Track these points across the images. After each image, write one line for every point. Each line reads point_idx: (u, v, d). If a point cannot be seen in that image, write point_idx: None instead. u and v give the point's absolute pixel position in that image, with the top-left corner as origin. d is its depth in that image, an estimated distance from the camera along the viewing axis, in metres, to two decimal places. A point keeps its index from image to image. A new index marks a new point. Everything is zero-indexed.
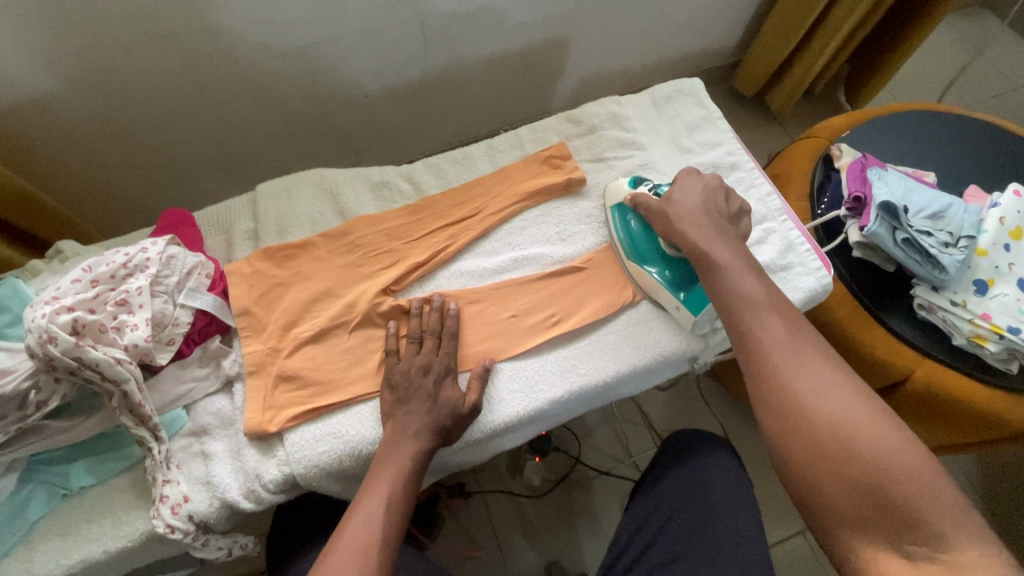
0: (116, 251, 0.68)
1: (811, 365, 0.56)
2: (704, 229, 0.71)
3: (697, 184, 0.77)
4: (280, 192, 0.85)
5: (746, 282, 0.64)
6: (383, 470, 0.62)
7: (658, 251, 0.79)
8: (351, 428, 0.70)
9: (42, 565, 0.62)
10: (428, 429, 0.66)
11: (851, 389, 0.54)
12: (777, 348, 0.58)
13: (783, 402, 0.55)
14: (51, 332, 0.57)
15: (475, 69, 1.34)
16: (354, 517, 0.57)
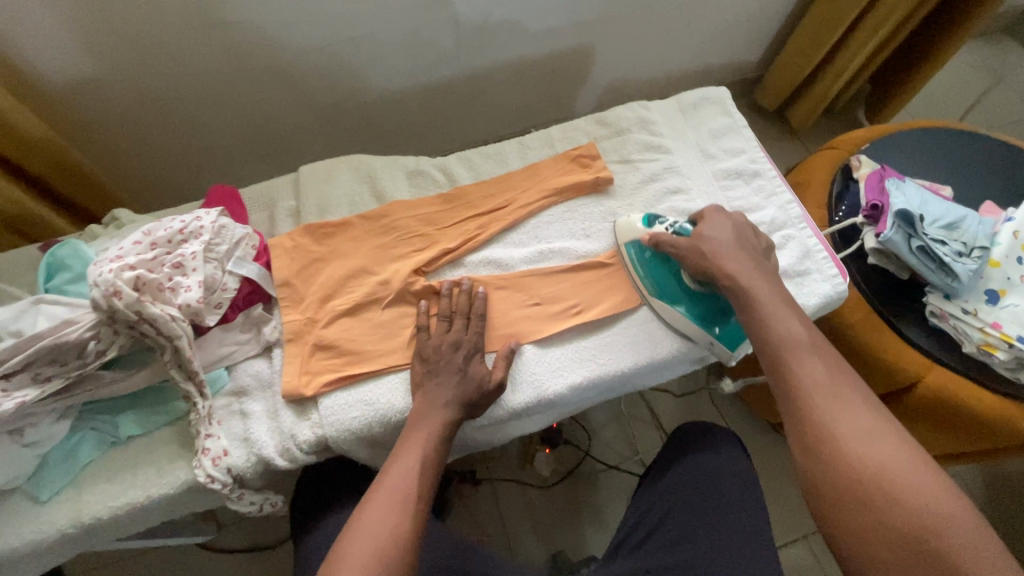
0: (173, 218, 0.73)
1: (851, 412, 0.59)
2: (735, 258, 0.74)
3: (726, 223, 0.79)
4: (321, 174, 0.89)
5: (787, 323, 0.68)
6: (413, 437, 0.67)
7: (682, 286, 0.81)
8: (381, 396, 0.74)
9: (91, 507, 0.67)
10: (452, 402, 0.70)
11: (890, 437, 0.57)
12: (819, 394, 0.61)
13: (823, 444, 0.58)
14: (117, 287, 0.62)
15: (504, 71, 1.38)
16: (387, 480, 0.63)
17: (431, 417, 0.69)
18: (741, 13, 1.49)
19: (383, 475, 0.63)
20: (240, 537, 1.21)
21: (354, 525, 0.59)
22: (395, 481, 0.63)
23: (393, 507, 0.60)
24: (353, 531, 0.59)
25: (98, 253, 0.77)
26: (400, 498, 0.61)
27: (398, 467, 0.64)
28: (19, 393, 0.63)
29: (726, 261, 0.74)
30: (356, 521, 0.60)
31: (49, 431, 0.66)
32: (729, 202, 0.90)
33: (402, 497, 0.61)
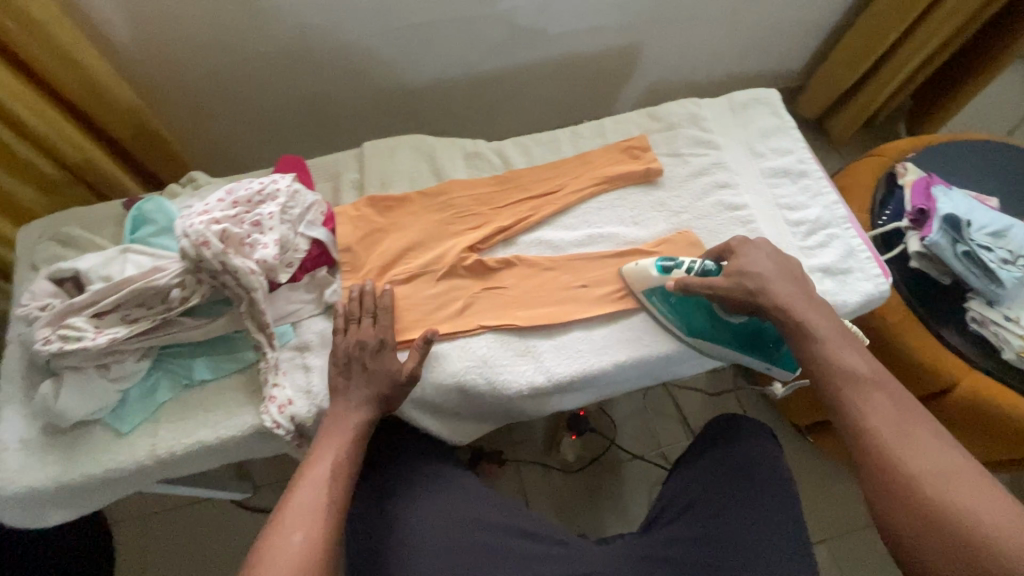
0: (251, 181, 0.78)
1: (923, 448, 0.58)
2: (783, 286, 0.74)
3: (762, 252, 0.79)
4: (384, 151, 0.94)
5: (846, 359, 0.67)
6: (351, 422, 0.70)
7: (718, 321, 0.81)
8: (433, 359, 0.78)
9: (165, 443, 0.72)
10: (384, 392, 0.72)
11: (967, 473, 0.56)
12: (889, 431, 0.60)
13: (898, 482, 0.57)
14: (205, 238, 0.67)
15: (551, 66, 1.41)
16: (324, 462, 0.66)
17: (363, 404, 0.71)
18: (790, 21, 1.50)
19: (319, 457, 0.66)
20: (276, 498, 1.28)
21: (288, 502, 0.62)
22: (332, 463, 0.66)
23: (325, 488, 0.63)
24: (288, 509, 0.61)
25: (180, 210, 0.82)
26: (329, 479, 0.64)
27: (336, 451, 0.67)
28: (110, 329, 0.69)
29: (776, 294, 0.74)
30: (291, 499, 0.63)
31: (132, 368, 0.72)
32: (775, 200, 0.92)
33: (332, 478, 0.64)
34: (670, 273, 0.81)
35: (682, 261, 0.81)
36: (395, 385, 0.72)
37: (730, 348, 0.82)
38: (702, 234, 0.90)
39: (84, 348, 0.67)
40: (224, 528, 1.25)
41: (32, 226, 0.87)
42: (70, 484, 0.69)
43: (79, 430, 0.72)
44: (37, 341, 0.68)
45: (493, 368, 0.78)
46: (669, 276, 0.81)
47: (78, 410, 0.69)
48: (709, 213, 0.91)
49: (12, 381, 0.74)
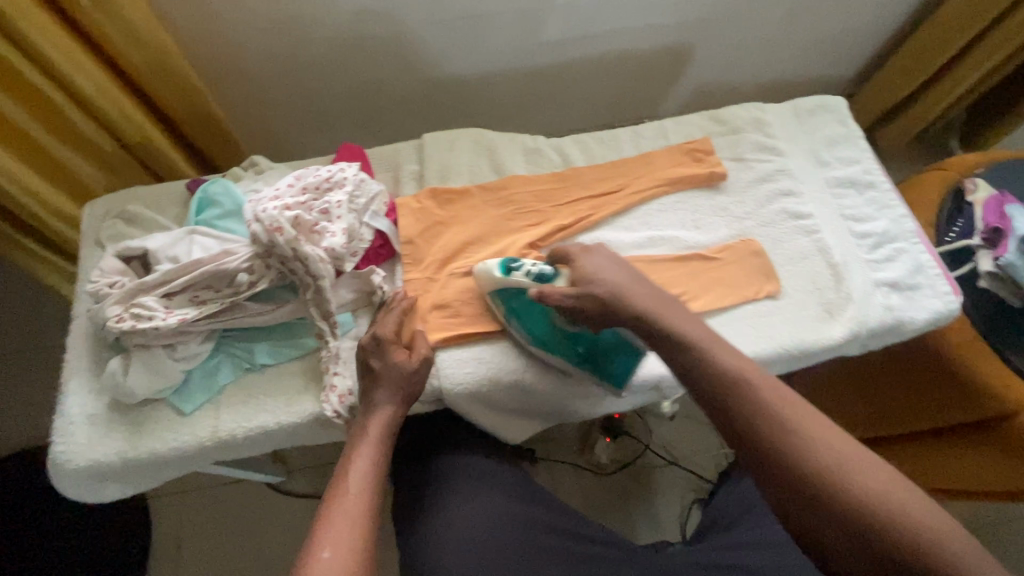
0: (319, 168, 0.79)
1: (836, 451, 0.53)
2: (632, 288, 0.70)
3: (603, 258, 0.74)
4: (444, 143, 0.93)
5: (721, 355, 0.62)
6: (370, 427, 0.66)
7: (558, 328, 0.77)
8: (488, 356, 0.79)
9: (227, 425, 0.72)
10: (398, 393, 0.69)
11: (866, 463, 0.53)
12: (794, 437, 0.55)
13: (822, 497, 0.52)
14: (279, 224, 0.68)
15: (605, 64, 1.36)
16: (352, 467, 0.63)
17: (378, 406, 0.68)
18: (852, 29, 1.45)
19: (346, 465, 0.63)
20: (308, 482, 1.29)
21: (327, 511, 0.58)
22: (362, 466, 0.63)
23: (361, 491, 0.60)
24: (327, 516, 0.58)
25: (244, 193, 0.82)
26: (362, 481, 0.61)
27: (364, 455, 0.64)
28: (179, 310, 0.70)
29: (634, 300, 0.68)
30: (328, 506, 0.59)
31: (197, 349, 0.72)
32: (841, 210, 0.90)
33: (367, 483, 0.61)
34: (514, 274, 0.76)
35: (523, 262, 0.76)
36: (405, 385, 0.69)
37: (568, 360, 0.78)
38: (765, 242, 0.88)
39: (155, 327, 0.68)
40: (257, 507, 1.27)
41: (98, 202, 0.88)
42: (135, 460, 0.71)
43: (145, 408, 0.73)
44: (109, 318, 0.69)
45: (545, 369, 0.79)
46: (514, 278, 0.76)
47: (145, 389, 0.70)
48: (772, 220, 0.89)
49: (80, 355, 0.75)
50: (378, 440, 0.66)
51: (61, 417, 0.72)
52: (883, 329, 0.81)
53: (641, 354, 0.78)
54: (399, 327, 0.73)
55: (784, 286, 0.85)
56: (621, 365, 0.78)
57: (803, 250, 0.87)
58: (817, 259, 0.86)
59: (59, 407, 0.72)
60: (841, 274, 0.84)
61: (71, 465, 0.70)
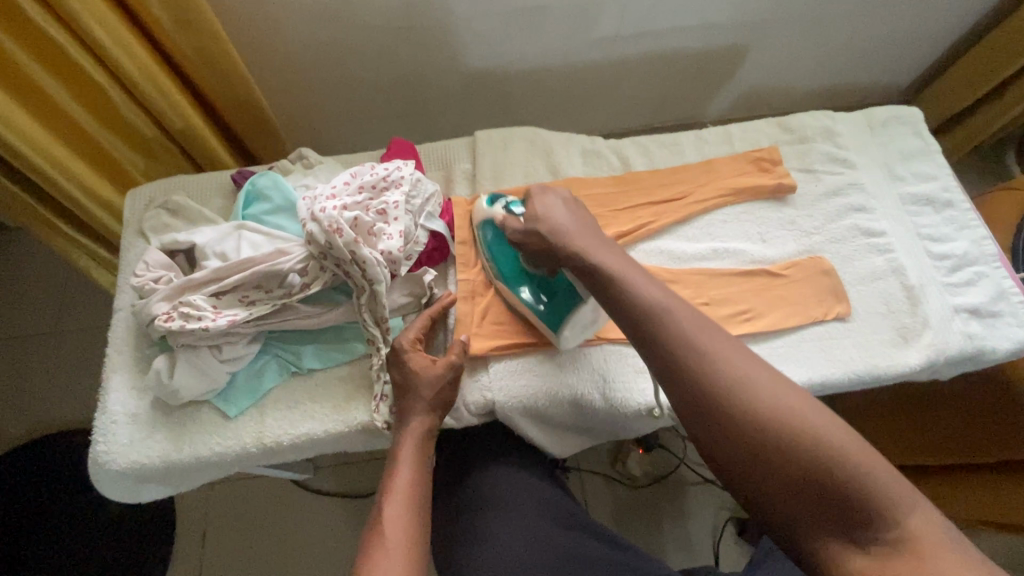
0: (375, 165, 0.75)
1: (752, 376, 0.47)
2: (582, 237, 0.64)
3: (557, 202, 0.69)
4: (498, 141, 0.89)
5: (635, 286, 0.56)
6: (402, 445, 0.62)
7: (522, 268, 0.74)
8: (515, 381, 0.74)
9: (272, 431, 0.69)
10: (428, 402, 0.65)
11: (784, 388, 0.47)
12: (711, 361, 0.49)
13: (735, 426, 0.46)
14: (338, 225, 0.65)
15: (655, 62, 1.31)
16: (392, 489, 0.58)
17: (409, 419, 0.64)
18: (918, 34, 1.37)
19: (386, 488, 0.58)
20: (334, 481, 1.23)
21: (372, 547, 0.53)
22: (403, 486, 0.58)
23: (405, 515, 0.55)
24: (371, 548, 0.53)
25: (294, 187, 0.79)
26: (401, 494, 0.57)
27: (401, 474, 0.59)
28: (228, 311, 0.67)
29: (581, 251, 0.62)
30: (371, 535, 0.54)
31: (244, 351, 0.69)
32: (916, 229, 0.85)
33: (409, 505, 0.57)
34: (493, 207, 0.75)
35: (507, 197, 0.75)
36: (437, 395, 0.65)
37: (528, 302, 0.73)
38: (835, 260, 0.83)
39: (204, 329, 0.65)
40: (280, 506, 1.21)
41: (140, 192, 0.85)
42: (178, 464, 0.68)
43: (188, 409, 0.70)
44: (156, 316, 0.66)
45: (578, 392, 0.74)
46: (490, 209, 0.75)
47: (190, 390, 0.67)
48: (843, 236, 0.84)
49: (123, 351, 0.72)
50: (414, 457, 0.61)
51: (102, 415, 0.69)
52: (960, 358, 0.77)
53: (578, 301, 0.69)
54: (421, 333, 0.70)
55: (854, 308, 0.80)
56: (562, 310, 0.70)
57: (876, 269, 0.82)
58: (891, 280, 0.81)
59: (99, 405, 0.70)
60: (917, 297, 0.79)
61: (112, 466, 0.67)
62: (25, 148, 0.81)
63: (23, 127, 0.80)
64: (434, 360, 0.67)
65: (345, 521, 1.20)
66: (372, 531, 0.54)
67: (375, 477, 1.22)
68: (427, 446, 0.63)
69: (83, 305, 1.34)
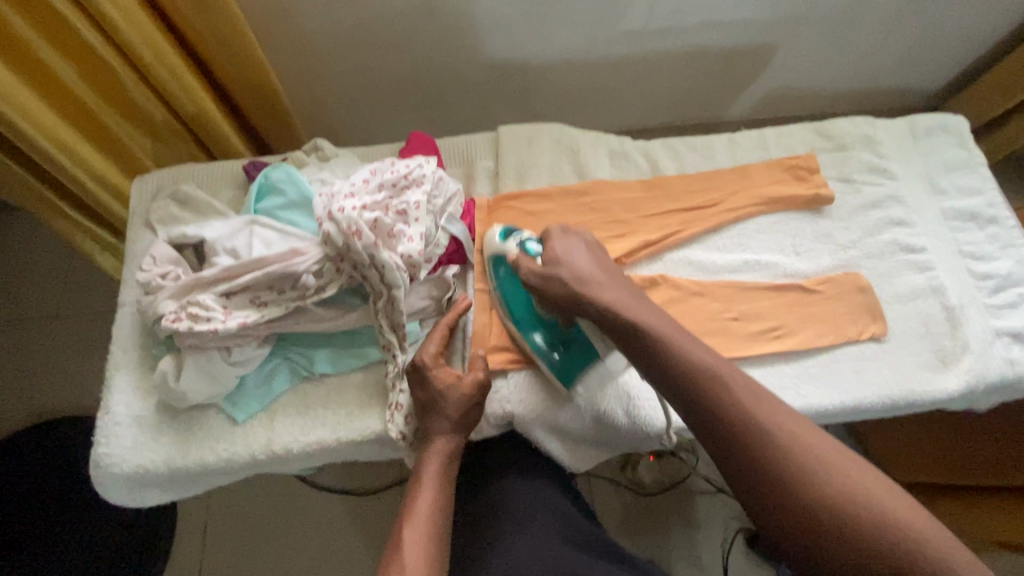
0: (396, 162, 0.72)
1: (770, 407, 0.51)
2: (600, 279, 0.65)
3: (579, 245, 0.69)
4: (523, 139, 0.85)
5: (653, 316, 0.61)
6: (425, 465, 0.59)
7: (533, 312, 0.71)
8: (527, 395, 0.71)
9: (281, 438, 0.67)
10: (453, 423, 0.62)
11: (801, 421, 0.51)
12: (730, 390, 0.53)
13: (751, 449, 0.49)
14: (358, 227, 0.62)
15: (686, 59, 1.21)
16: (413, 513, 0.55)
17: (434, 438, 0.61)
18: (978, 44, 1.26)
19: (407, 510, 0.56)
20: (339, 477, 1.18)
21: (389, 573, 0.50)
22: (422, 510, 0.55)
23: (424, 541, 0.53)
24: (387, 574, 0.50)
25: (309, 182, 0.75)
26: (426, 519, 0.55)
27: (423, 497, 0.57)
28: (239, 313, 0.64)
29: (591, 287, 0.64)
30: (388, 560, 0.51)
31: (254, 354, 0.66)
32: (958, 246, 0.81)
33: (429, 530, 0.54)
34: (508, 244, 0.71)
35: (523, 235, 0.71)
36: (462, 416, 0.62)
37: (538, 350, 0.70)
38: (871, 276, 0.80)
39: (213, 331, 0.62)
40: (281, 502, 1.16)
41: (150, 177, 0.82)
42: (183, 469, 0.65)
43: (194, 412, 0.67)
44: (164, 315, 0.63)
45: (592, 407, 0.70)
46: (506, 246, 0.71)
47: (197, 394, 0.64)
48: (880, 251, 0.81)
49: (128, 349, 0.69)
50: (436, 479, 0.58)
51: (105, 415, 0.66)
52: (998, 384, 0.73)
53: (597, 355, 0.69)
54: (442, 345, 0.67)
55: (890, 327, 0.76)
56: (578, 363, 0.70)
57: (915, 288, 0.78)
58: (930, 299, 0.78)
59: (103, 404, 0.67)
60: (957, 318, 0.76)
61: (114, 469, 0.64)
62: (29, 128, 0.77)
63: (27, 105, 0.76)
64: (460, 376, 0.64)
65: (348, 520, 1.15)
66: (390, 556, 0.52)
67: (380, 477, 1.18)
68: (450, 468, 0.60)
69: (85, 289, 1.31)
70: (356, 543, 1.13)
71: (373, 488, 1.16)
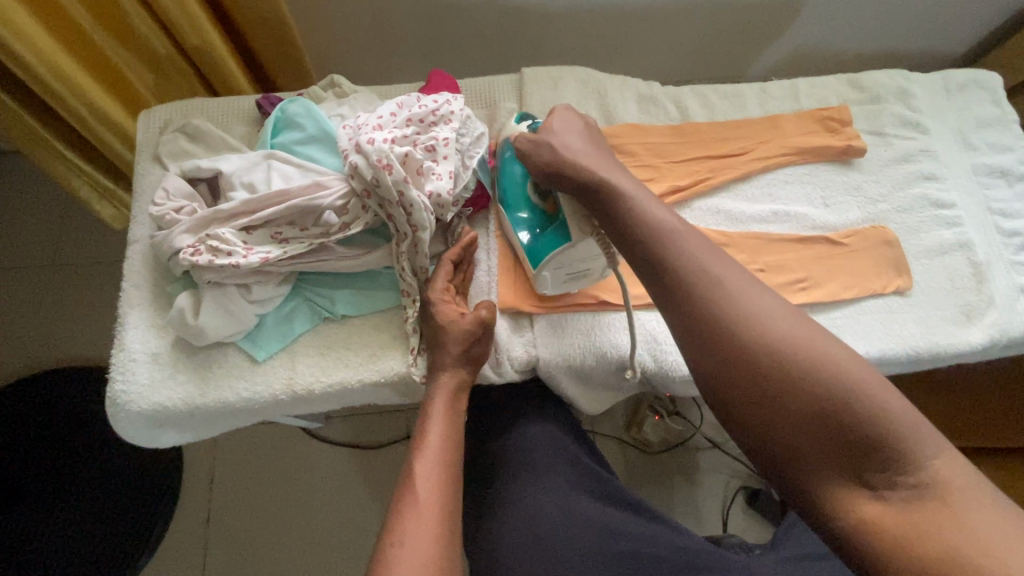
0: (423, 96, 0.69)
1: (769, 314, 0.45)
2: (582, 155, 0.61)
3: (575, 122, 0.66)
4: (549, 81, 0.82)
5: (663, 214, 0.53)
6: (433, 399, 0.59)
7: (525, 193, 0.69)
8: (548, 336, 0.70)
9: (302, 378, 0.65)
10: (462, 358, 0.62)
11: (837, 346, 0.44)
12: (728, 296, 0.46)
13: (776, 389, 0.43)
14: (388, 161, 0.60)
15: (707, 11, 1.17)
16: (424, 446, 0.55)
17: (440, 373, 0.61)
18: (1015, 3, 1.20)
19: (418, 442, 0.56)
20: (348, 431, 1.17)
21: (403, 502, 0.50)
22: (434, 443, 0.55)
23: (437, 472, 0.53)
24: (403, 504, 0.50)
25: (327, 117, 0.72)
26: (440, 449, 0.55)
27: (434, 430, 0.57)
28: (260, 248, 0.62)
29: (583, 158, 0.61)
30: (402, 492, 0.51)
31: (274, 292, 0.64)
32: (987, 203, 0.80)
33: (441, 461, 0.54)
34: (519, 125, 0.70)
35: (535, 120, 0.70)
36: (464, 350, 0.62)
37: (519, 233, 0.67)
38: (900, 230, 0.79)
39: (234, 266, 0.60)
40: (290, 455, 1.16)
41: (157, 110, 0.78)
42: (201, 407, 0.64)
43: (211, 351, 0.65)
44: (181, 249, 0.61)
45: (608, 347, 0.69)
46: (517, 126, 0.70)
47: (217, 331, 0.62)
48: (910, 206, 0.79)
49: (140, 286, 0.67)
50: (445, 413, 0.59)
51: (120, 352, 0.64)
52: (1021, 340, 0.73)
53: (567, 239, 0.62)
54: (449, 280, 0.67)
55: (915, 282, 0.76)
56: (544, 249, 0.65)
57: (943, 243, 0.77)
58: (957, 256, 0.77)
59: (117, 342, 0.65)
60: (983, 274, 0.75)
61: (131, 407, 0.63)
62: (21, 52, 0.72)
63: (22, 27, 0.70)
64: (462, 313, 0.64)
65: (357, 471, 1.15)
66: (404, 487, 0.52)
67: (386, 430, 1.17)
68: (459, 401, 0.60)
69: (82, 237, 1.26)
70: (362, 492, 1.14)
71: (381, 440, 1.16)
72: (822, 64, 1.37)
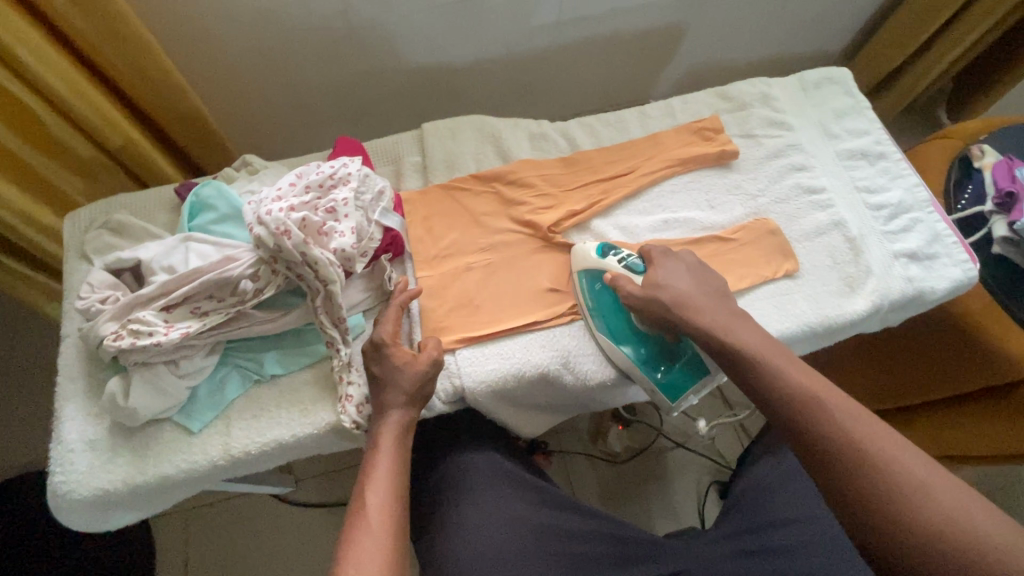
0: (322, 164, 0.75)
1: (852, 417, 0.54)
2: None
3: (682, 268, 0.74)
4: (446, 132, 0.90)
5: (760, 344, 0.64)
6: (381, 437, 0.63)
7: (630, 327, 0.76)
8: (487, 364, 0.74)
9: (238, 442, 0.68)
10: (406, 399, 0.65)
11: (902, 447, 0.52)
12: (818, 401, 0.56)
13: (864, 488, 0.50)
14: (286, 227, 0.65)
15: (599, 45, 1.27)
16: (374, 478, 0.59)
17: (385, 412, 0.64)
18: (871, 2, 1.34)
19: (367, 474, 0.59)
20: (317, 490, 1.18)
21: (352, 532, 0.54)
22: (381, 474, 0.59)
23: (386, 501, 0.57)
24: (352, 532, 0.54)
25: (239, 194, 0.78)
26: (389, 482, 0.58)
27: (383, 463, 0.60)
28: (181, 324, 0.66)
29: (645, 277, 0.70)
30: (351, 523, 0.55)
31: (201, 364, 0.68)
32: (853, 182, 0.88)
33: (390, 490, 0.58)
34: (607, 260, 0.76)
35: (622, 253, 0.76)
36: (418, 389, 0.66)
37: (636, 364, 0.75)
38: (780, 219, 0.86)
39: (156, 344, 0.63)
40: (263, 524, 1.16)
41: (81, 212, 0.83)
42: (142, 485, 0.66)
43: (147, 430, 0.68)
44: (105, 336, 0.64)
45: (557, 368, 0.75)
46: (605, 262, 0.76)
47: (150, 410, 0.66)
48: (786, 196, 0.88)
49: (75, 379, 0.70)
50: (392, 449, 0.62)
51: (58, 445, 0.67)
52: (902, 301, 0.80)
53: (704, 374, 0.75)
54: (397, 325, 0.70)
55: (801, 263, 0.83)
56: (684, 379, 0.75)
57: (820, 225, 0.85)
58: (833, 234, 0.84)
59: (54, 435, 0.68)
60: (859, 247, 0.83)
61: (73, 495, 0.65)
62: None
63: None
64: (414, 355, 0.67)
65: (331, 528, 1.15)
66: (354, 517, 0.55)
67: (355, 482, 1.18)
68: (406, 437, 0.64)
69: (34, 340, 1.28)
70: None
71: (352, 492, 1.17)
72: (717, 76, 1.49)
